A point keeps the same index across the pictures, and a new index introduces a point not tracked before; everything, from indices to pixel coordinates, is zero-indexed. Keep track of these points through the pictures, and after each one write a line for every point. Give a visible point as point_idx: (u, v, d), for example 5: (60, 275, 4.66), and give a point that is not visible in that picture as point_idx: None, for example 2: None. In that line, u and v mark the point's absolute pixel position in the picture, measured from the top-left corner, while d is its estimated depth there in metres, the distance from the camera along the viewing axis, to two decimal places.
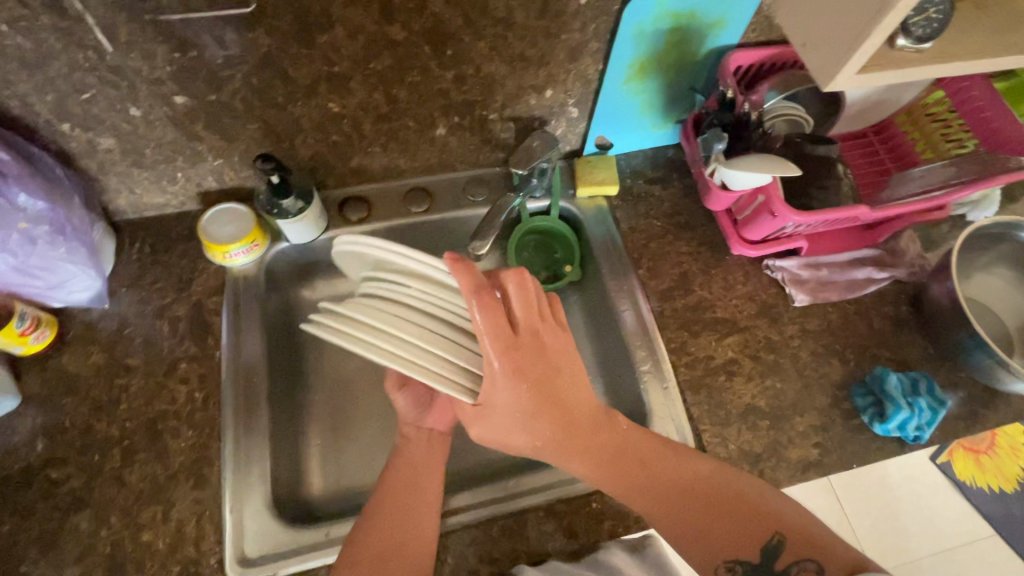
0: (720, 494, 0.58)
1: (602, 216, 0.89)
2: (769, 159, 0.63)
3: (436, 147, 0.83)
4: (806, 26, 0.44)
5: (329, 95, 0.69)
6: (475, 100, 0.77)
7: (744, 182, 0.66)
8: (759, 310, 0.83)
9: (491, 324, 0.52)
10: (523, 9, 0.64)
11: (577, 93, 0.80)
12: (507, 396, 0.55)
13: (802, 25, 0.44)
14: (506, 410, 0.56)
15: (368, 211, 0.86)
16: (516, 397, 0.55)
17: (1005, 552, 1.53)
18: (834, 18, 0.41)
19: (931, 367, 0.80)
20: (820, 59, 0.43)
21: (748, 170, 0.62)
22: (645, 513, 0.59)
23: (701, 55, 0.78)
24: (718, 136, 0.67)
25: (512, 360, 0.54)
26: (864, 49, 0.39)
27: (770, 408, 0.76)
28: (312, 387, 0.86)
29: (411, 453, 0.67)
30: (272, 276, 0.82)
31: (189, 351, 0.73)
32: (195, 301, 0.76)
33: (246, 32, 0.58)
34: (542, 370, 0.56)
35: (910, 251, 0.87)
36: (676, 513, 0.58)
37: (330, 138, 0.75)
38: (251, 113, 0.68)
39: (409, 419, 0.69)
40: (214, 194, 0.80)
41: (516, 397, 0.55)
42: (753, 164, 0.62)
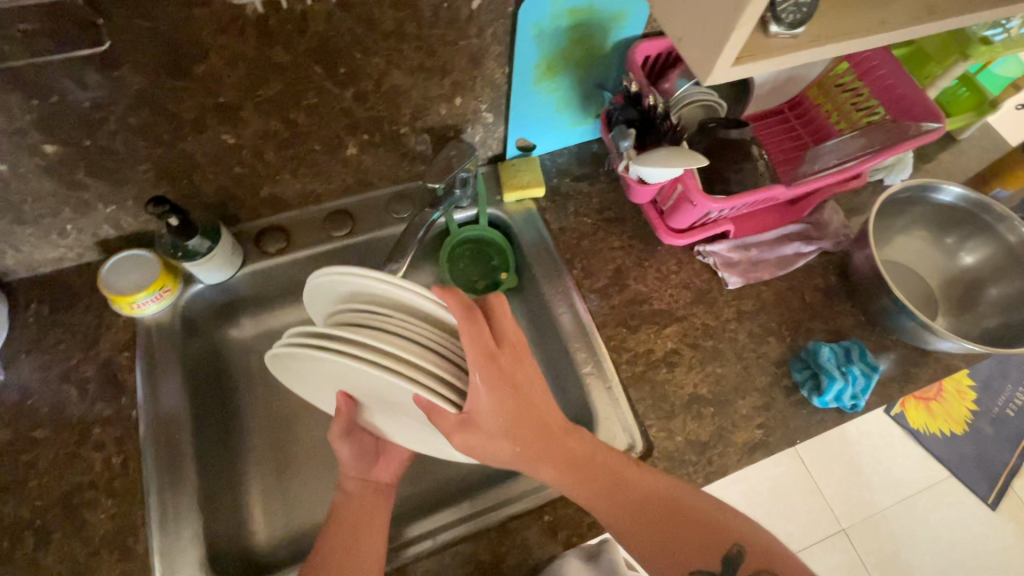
0: (688, 506, 0.59)
1: (532, 219, 0.88)
2: (678, 151, 0.63)
3: (351, 167, 0.80)
4: (681, 20, 0.43)
5: (220, 127, 0.65)
6: (383, 116, 0.74)
7: (655, 176, 0.66)
8: (694, 297, 0.83)
9: (475, 338, 0.51)
10: (413, 20, 0.62)
11: (489, 98, 0.78)
12: (492, 405, 0.52)
13: (677, 20, 0.43)
14: (490, 419, 0.53)
15: (287, 240, 0.82)
16: (496, 404, 0.52)
17: (961, 491, 1.61)
18: (703, 11, 0.40)
19: (862, 334, 0.83)
20: (696, 53, 0.42)
21: (654, 167, 0.62)
22: (620, 525, 0.57)
23: (608, 48, 0.77)
24: (624, 134, 0.67)
25: (495, 368, 0.52)
26: (734, 42, 0.38)
27: (713, 394, 0.76)
28: (250, 431, 0.82)
29: (351, 503, 0.65)
30: (190, 320, 0.78)
31: (102, 414, 0.68)
32: (104, 359, 0.72)
33: (110, 72, 0.54)
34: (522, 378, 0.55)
35: (834, 221, 0.89)
36: (648, 522, 0.57)
37: (232, 171, 0.72)
38: (136, 154, 0.64)
39: (352, 472, 0.68)
40: (114, 241, 0.75)
41: (501, 406, 0.52)
42: (657, 160, 0.62)
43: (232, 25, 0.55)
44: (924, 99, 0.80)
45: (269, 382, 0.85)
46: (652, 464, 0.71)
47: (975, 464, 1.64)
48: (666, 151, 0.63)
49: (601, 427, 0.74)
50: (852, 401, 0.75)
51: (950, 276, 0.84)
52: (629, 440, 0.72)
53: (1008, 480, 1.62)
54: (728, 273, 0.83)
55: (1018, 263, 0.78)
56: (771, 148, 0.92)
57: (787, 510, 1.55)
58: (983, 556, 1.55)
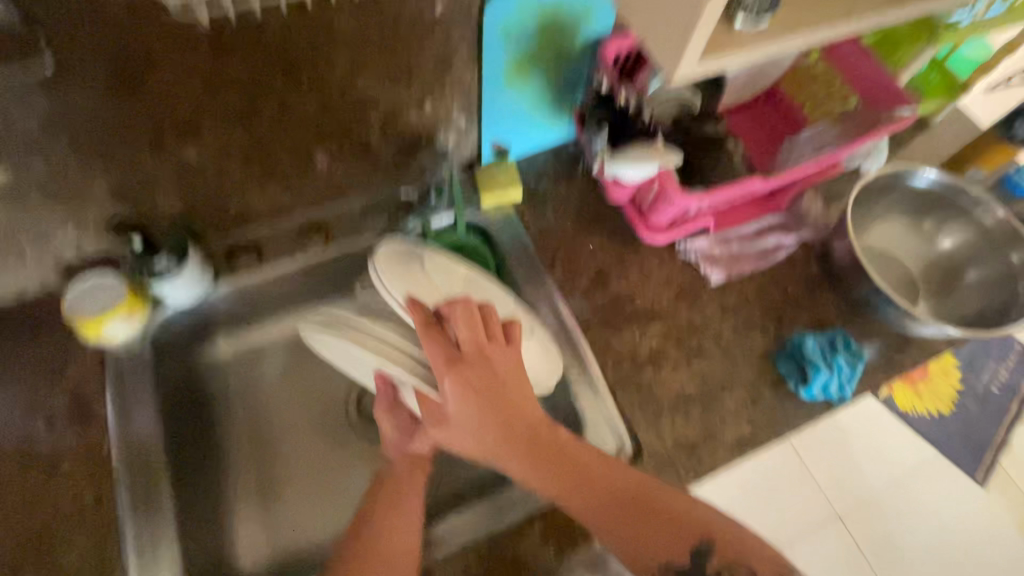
0: (657, 501, 0.60)
1: (510, 222, 0.87)
2: (650, 151, 0.62)
3: (321, 178, 0.78)
4: (644, 16, 0.41)
5: (181, 144, 0.63)
6: (351, 125, 0.72)
7: (630, 176, 0.65)
8: (678, 294, 0.82)
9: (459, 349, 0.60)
10: (375, 27, 0.60)
11: (460, 102, 0.76)
12: (457, 406, 0.59)
13: (641, 19, 0.42)
14: (458, 417, 0.59)
15: (259, 257, 0.81)
16: (471, 410, 0.59)
17: (951, 470, 1.62)
18: (666, 6, 0.38)
19: (845, 323, 0.82)
20: (662, 51, 0.40)
21: (630, 166, 0.63)
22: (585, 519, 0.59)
23: (578, 47, 0.75)
24: (598, 136, 0.67)
25: (461, 375, 0.59)
26: (700, 38, 0.37)
27: (700, 392, 0.75)
28: (231, 454, 0.79)
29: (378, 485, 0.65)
30: (161, 344, 0.76)
31: (72, 447, 0.67)
32: (72, 390, 0.70)
33: (57, 93, 0.52)
34: (489, 381, 0.60)
35: (813, 211, 0.89)
36: (615, 518, 0.58)
37: (196, 188, 0.69)
38: (93, 176, 0.61)
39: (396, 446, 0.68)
40: (78, 267, 0.72)
41: (466, 405, 0.59)
42: (632, 160, 0.63)
43: (184, 40, 0.53)
44: (896, 87, 0.79)
45: (247, 402, 0.83)
46: (642, 467, 0.70)
47: (963, 442, 1.65)
48: (637, 151, 0.63)
49: (589, 432, 0.73)
50: (838, 392, 0.75)
51: (929, 261, 0.84)
52: (618, 443, 0.71)
53: (995, 457, 1.64)
54: (711, 268, 0.83)
55: (995, 246, 0.79)
56: (748, 141, 0.91)
57: (782, 499, 1.55)
58: (975, 534, 1.57)
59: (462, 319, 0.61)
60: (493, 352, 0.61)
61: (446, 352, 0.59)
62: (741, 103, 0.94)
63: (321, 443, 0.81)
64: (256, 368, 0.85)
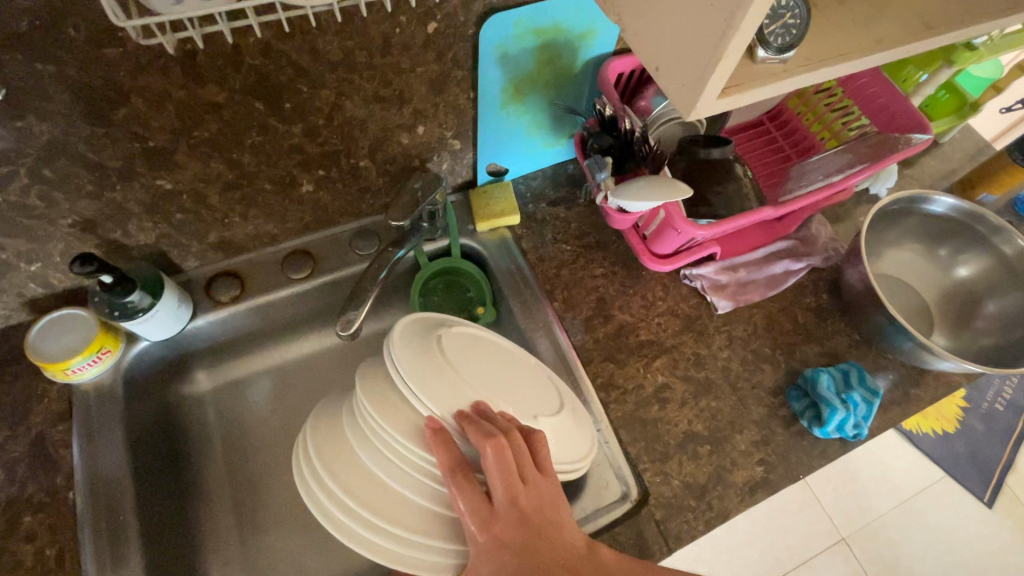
0: None
1: (507, 248, 0.83)
2: (662, 183, 0.58)
3: (308, 205, 0.74)
4: (656, 48, 0.38)
5: (153, 173, 0.59)
6: (339, 150, 0.68)
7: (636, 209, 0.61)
8: (683, 325, 0.78)
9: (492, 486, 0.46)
10: (362, 48, 0.56)
11: (454, 125, 0.73)
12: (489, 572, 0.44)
13: (651, 50, 0.38)
14: None
15: (241, 287, 0.75)
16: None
17: (957, 491, 1.59)
18: (681, 39, 0.35)
19: (859, 355, 0.79)
20: (677, 86, 0.36)
21: (633, 202, 0.58)
22: None
23: (578, 67, 0.72)
24: (600, 165, 0.62)
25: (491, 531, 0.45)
26: (722, 72, 0.33)
27: (709, 431, 0.71)
28: (210, 498, 0.74)
29: None
30: (136, 382, 0.71)
31: (34, 498, 0.62)
32: (36, 434, 0.65)
33: (13, 123, 0.48)
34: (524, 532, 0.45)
35: (822, 236, 0.86)
36: None
37: (172, 218, 0.65)
38: (57, 209, 0.57)
39: None
40: (45, 300, 0.68)
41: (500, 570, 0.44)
42: (637, 194, 0.58)
43: (153, 64, 0.49)
44: (911, 109, 0.77)
45: (229, 440, 0.78)
46: (649, 514, 0.65)
47: (969, 461, 1.62)
48: (648, 182, 0.59)
49: (592, 475, 0.68)
50: (854, 431, 0.71)
51: (945, 290, 0.81)
52: (623, 488, 0.67)
53: (1001, 476, 1.61)
54: (718, 297, 0.79)
55: (1015, 277, 0.75)
56: (753, 163, 0.89)
57: (787, 523, 1.51)
58: (983, 557, 1.53)
59: (490, 452, 0.46)
60: (526, 491, 0.47)
61: (468, 505, 0.45)
62: (746, 125, 0.92)
63: None
64: (239, 403, 0.80)
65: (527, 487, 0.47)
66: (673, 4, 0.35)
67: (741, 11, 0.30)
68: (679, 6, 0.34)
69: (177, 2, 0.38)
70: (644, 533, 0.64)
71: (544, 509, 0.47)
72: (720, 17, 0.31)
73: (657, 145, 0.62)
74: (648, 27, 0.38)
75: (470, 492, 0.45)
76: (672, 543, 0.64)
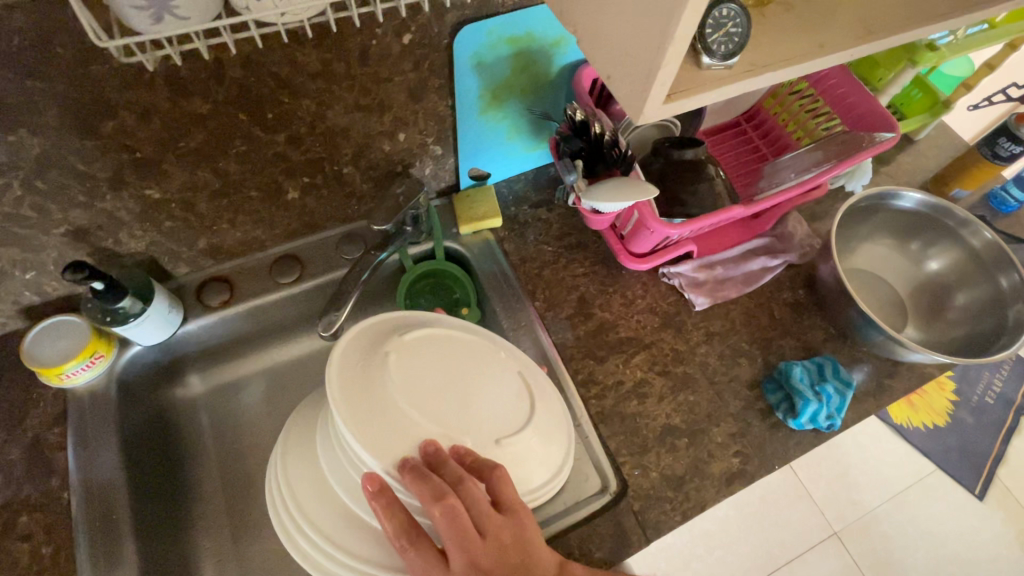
0: None
1: (490, 250, 0.85)
2: (631, 184, 0.61)
3: (294, 211, 0.76)
4: (607, 56, 0.40)
5: (142, 183, 0.61)
6: (322, 157, 0.70)
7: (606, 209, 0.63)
8: (662, 322, 0.80)
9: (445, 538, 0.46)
10: (340, 60, 0.59)
11: (434, 131, 0.75)
12: None
13: (603, 57, 0.40)
14: None
15: (230, 292, 0.77)
16: None
17: (948, 484, 1.60)
18: (628, 48, 0.37)
19: (834, 348, 0.81)
20: (626, 92, 0.39)
21: (601, 202, 0.60)
22: None
23: (554, 73, 0.74)
24: (569, 168, 0.65)
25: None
26: (663, 78, 0.35)
27: (686, 424, 0.73)
28: (203, 497, 0.76)
29: None
30: (129, 385, 0.73)
31: (30, 499, 0.64)
32: (32, 437, 0.67)
33: (4, 137, 0.50)
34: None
35: (798, 233, 0.88)
36: None
37: (161, 226, 0.67)
38: (50, 218, 0.59)
39: None
40: (39, 308, 0.70)
41: None
42: (605, 195, 0.60)
43: (137, 79, 0.51)
44: (879, 108, 0.79)
45: (221, 441, 0.80)
46: (627, 505, 0.67)
47: (959, 454, 1.64)
48: (619, 184, 0.61)
49: (572, 469, 0.70)
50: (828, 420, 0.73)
51: (917, 283, 0.83)
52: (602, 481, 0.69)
53: (992, 468, 1.62)
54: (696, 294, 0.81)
55: (983, 269, 0.77)
56: (730, 163, 0.91)
57: (780, 518, 1.53)
58: (975, 549, 1.54)
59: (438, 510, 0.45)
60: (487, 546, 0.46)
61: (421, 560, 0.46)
62: (722, 125, 0.94)
63: None
64: (232, 406, 0.83)
65: (486, 540, 0.47)
66: (619, 14, 0.37)
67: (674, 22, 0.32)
68: (625, 16, 0.36)
69: (156, 22, 0.40)
70: (623, 524, 0.66)
71: (505, 557, 0.47)
72: (658, 29, 0.34)
73: (624, 148, 0.65)
74: (599, 36, 0.40)
75: (422, 550, 0.46)
76: (650, 533, 0.66)
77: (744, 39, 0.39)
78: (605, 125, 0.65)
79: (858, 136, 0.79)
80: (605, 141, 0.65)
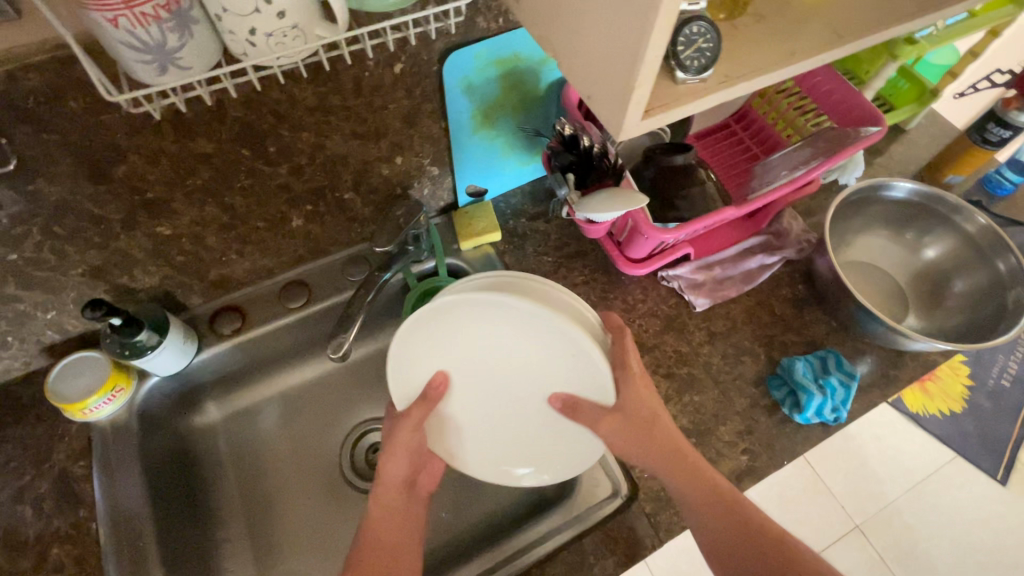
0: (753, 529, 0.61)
1: (491, 264, 0.87)
2: (623, 195, 0.62)
3: (299, 238, 0.79)
4: (585, 79, 0.42)
5: (154, 221, 0.64)
6: (324, 185, 0.73)
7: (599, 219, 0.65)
8: (664, 325, 0.82)
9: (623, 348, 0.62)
10: (335, 93, 0.61)
11: (430, 153, 0.77)
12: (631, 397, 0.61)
13: (582, 79, 0.42)
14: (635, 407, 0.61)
15: (242, 319, 0.80)
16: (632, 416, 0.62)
17: (969, 471, 1.58)
18: (604, 70, 0.39)
19: (837, 341, 0.81)
20: (605, 111, 0.40)
21: (592, 213, 0.62)
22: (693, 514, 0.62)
23: (542, 90, 0.77)
24: (559, 182, 0.67)
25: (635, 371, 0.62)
26: (638, 97, 0.37)
27: (693, 424, 0.74)
28: (226, 520, 0.79)
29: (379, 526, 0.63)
30: (149, 415, 0.75)
31: (60, 531, 0.66)
32: (59, 471, 0.69)
33: (25, 187, 0.53)
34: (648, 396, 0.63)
35: (794, 229, 0.89)
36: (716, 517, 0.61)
37: (173, 260, 0.70)
38: (68, 260, 0.62)
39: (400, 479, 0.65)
40: (61, 345, 0.73)
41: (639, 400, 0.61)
42: (595, 206, 0.62)
43: (144, 125, 0.54)
44: (865, 104, 0.81)
45: (240, 465, 0.83)
46: (639, 508, 0.68)
47: (979, 441, 1.62)
48: (610, 197, 0.62)
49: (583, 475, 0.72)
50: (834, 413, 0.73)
51: (916, 271, 0.84)
52: (614, 485, 0.71)
53: (1013, 453, 1.61)
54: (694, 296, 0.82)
55: (979, 254, 0.78)
56: (722, 164, 0.93)
57: (800, 513, 1.52)
58: (999, 534, 1.53)
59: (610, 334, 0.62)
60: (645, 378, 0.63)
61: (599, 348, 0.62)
62: (712, 128, 0.96)
63: (320, 501, 0.82)
64: (249, 430, 0.85)
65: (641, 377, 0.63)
66: (593, 39, 0.39)
67: (643, 46, 0.34)
68: (598, 41, 0.38)
69: (161, 74, 0.43)
70: (636, 526, 0.67)
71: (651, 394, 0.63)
72: (629, 53, 0.35)
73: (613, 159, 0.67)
74: (578, 60, 0.42)
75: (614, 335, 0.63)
76: (664, 535, 0.67)
77: (715, 53, 0.41)
78: (593, 137, 0.67)
79: (843, 133, 0.80)
80: (595, 154, 0.67)
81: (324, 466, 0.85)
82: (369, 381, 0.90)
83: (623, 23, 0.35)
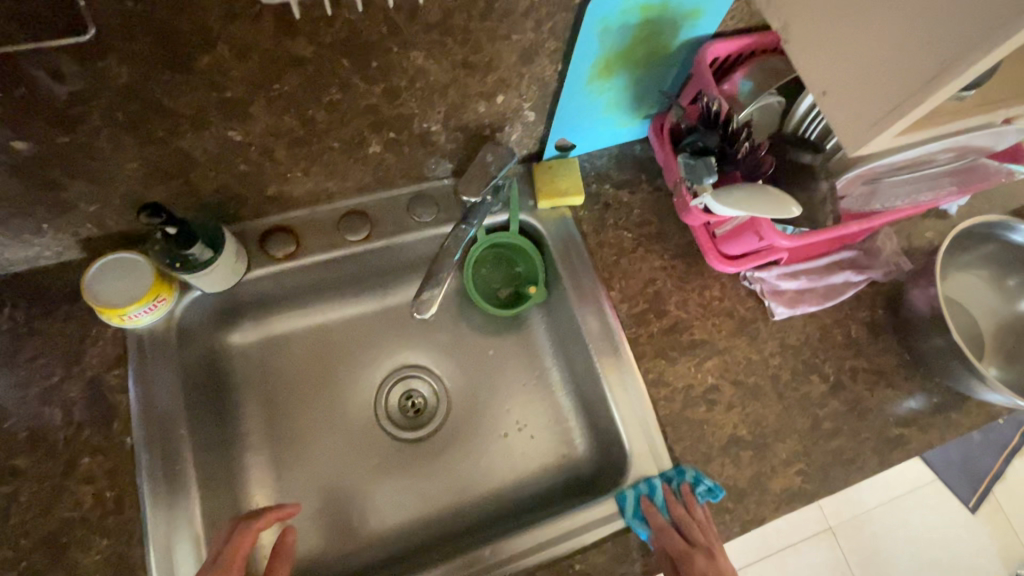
0: None
1: (567, 229, 0.80)
2: (762, 199, 0.56)
3: (370, 166, 0.70)
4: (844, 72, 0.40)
5: (225, 124, 0.55)
6: (412, 113, 0.63)
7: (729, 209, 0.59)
8: (737, 327, 0.77)
9: None
10: (462, 11, 0.52)
11: (533, 96, 0.68)
12: None
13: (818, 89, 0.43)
14: None
15: (296, 243, 0.73)
16: None
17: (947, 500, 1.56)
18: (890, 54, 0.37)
19: (907, 375, 0.79)
20: (844, 132, 0.42)
21: (738, 202, 0.57)
22: None
23: (673, 47, 0.67)
24: (708, 168, 0.61)
25: None
26: (889, 133, 0.39)
27: (753, 436, 0.72)
28: (252, 445, 0.77)
29: None
30: (187, 330, 0.70)
31: (90, 441, 0.61)
32: (90, 377, 0.63)
33: (94, 62, 0.44)
34: None
35: (887, 248, 0.83)
36: None
37: (236, 169, 0.62)
38: (125, 152, 0.54)
39: None
40: (99, 240, 0.64)
41: None
42: (742, 200, 0.56)
43: (253, 8, 0.45)
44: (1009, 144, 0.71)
45: (272, 398, 0.79)
46: None
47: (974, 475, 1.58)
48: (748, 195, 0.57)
49: (636, 469, 0.70)
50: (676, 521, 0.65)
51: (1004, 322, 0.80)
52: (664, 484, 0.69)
53: (990, 484, 1.56)
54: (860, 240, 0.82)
55: None
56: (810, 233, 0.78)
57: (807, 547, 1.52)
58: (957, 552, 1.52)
59: None
60: None
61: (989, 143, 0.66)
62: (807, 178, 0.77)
63: (346, 445, 0.80)
64: (284, 356, 0.81)
65: None
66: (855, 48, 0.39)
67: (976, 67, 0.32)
68: (836, 66, 0.41)
69: None
70: None
71: None
72: (906, 86, 0.36)
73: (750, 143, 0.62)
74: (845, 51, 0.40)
75: None
76: None
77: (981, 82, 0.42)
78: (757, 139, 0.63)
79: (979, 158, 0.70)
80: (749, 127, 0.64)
81: (355, 406, 0.82)
82: (408, 326, 0.86)
83: (898, 56, 0.36)
